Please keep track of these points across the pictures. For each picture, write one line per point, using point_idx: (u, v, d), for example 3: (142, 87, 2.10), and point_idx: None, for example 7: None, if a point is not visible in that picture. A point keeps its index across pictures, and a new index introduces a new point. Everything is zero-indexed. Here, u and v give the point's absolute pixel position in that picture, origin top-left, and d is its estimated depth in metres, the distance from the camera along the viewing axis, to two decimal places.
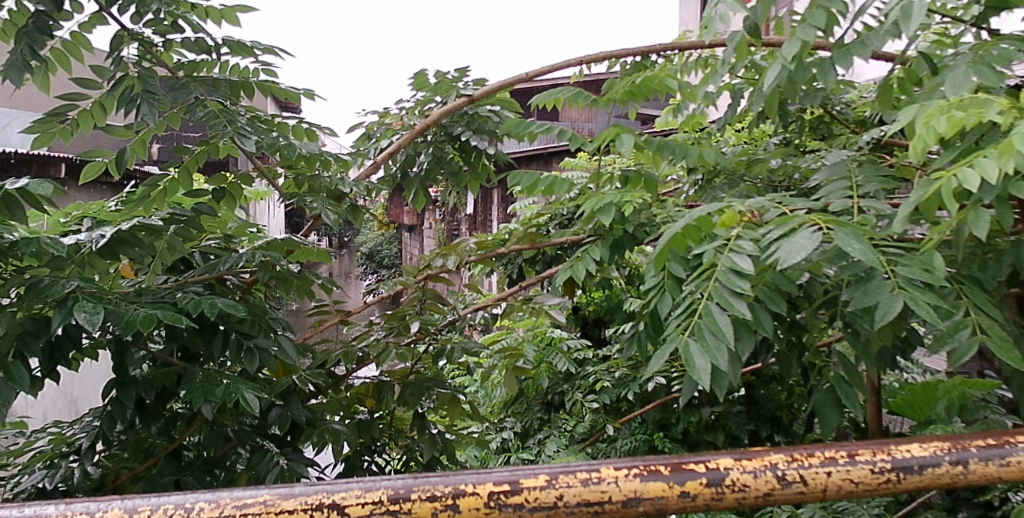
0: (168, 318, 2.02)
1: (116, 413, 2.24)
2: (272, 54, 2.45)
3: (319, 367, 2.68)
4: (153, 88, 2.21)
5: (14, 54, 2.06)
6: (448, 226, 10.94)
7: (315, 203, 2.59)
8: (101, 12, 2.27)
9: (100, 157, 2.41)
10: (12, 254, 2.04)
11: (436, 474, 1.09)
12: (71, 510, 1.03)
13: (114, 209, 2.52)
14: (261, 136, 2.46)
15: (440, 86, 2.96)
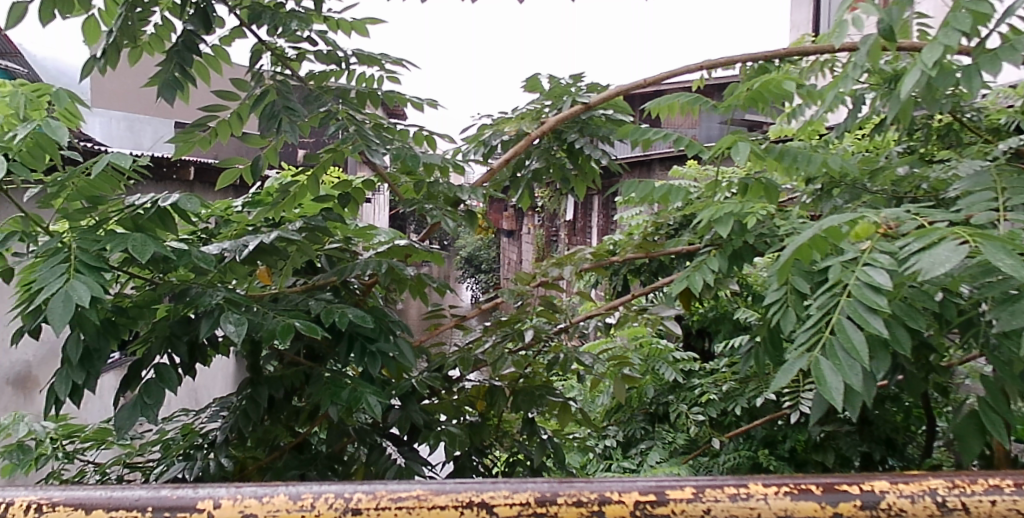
0: (304, 327, 2.13)
1: (250, 408, 2.38)
2: (398, 65, 2.54)
3: (435, 370, 2.75)
4: (292, 104, 2.34)
5: (164, 72, 2.22)
6: (547, 231, 10.98)
7: (434, 211, 2.66)
8: (241, 27, 2.41)
9: (235, 165, 2.53)
10: (166, 265, 2.21)
11: (581, 480, 1.09)
12: (240, 494, 1.01)
13: (241, 209, 2.63)
14: (388, 146, 2.56)
15: (554, 91, 2.98)
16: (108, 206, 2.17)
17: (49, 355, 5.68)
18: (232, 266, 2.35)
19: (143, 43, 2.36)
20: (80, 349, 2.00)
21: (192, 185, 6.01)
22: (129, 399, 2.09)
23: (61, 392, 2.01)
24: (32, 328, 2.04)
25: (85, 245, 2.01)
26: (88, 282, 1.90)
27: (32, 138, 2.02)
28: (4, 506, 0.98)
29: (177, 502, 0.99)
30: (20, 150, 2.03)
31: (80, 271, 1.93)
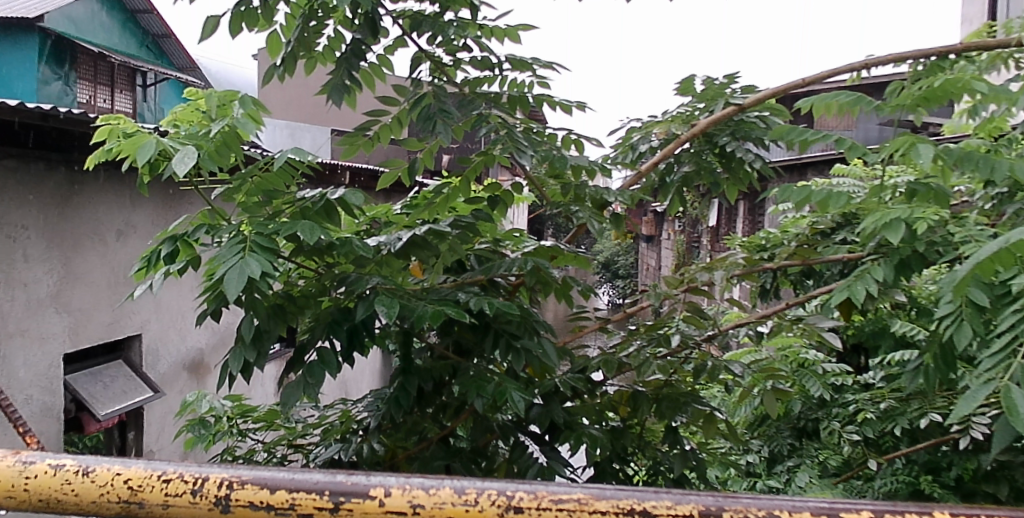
0: (453, 314, 2.20)
1: (402, 397, 2.47)
2: (549, 69, 2.57)
3: (578, 372, 2.74)
4: (446, 106, 2.42)
5: (334, 78, 2.36)
6: (688, 237, 10.72)
7: (581, 213, 2.66)
8: (403, 36, 2.51)
9: (393, 168, 2.65)
10: (326, 253, 2.36)
11: (747, 496, 1.05)
12: (409, 484, 1.02)
13: (399, 211, 2.75)
14: (537, 150, 2.58)
15: (707, 93, 2.90)
16: (280, 199, 2.34)
17: (219, 342, 6.18)
18: (388, 262, 2.46)
19: (316, 54, 2.51)
20: (252, 328, 2.16)
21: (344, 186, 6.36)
22: (293, 378, 2.23)
23: (234, 368, 2.18)
24: (214, 311, 2.23)
25: (260, 231, 2.18)
26: (260, 259, 2.06)
27: (220, 137, 2.22)
28: (199, 481, 1.00)
29: (353, 487, 1.00)
30: (208, 147, 2.22)
31: (255, 250, 2.10)
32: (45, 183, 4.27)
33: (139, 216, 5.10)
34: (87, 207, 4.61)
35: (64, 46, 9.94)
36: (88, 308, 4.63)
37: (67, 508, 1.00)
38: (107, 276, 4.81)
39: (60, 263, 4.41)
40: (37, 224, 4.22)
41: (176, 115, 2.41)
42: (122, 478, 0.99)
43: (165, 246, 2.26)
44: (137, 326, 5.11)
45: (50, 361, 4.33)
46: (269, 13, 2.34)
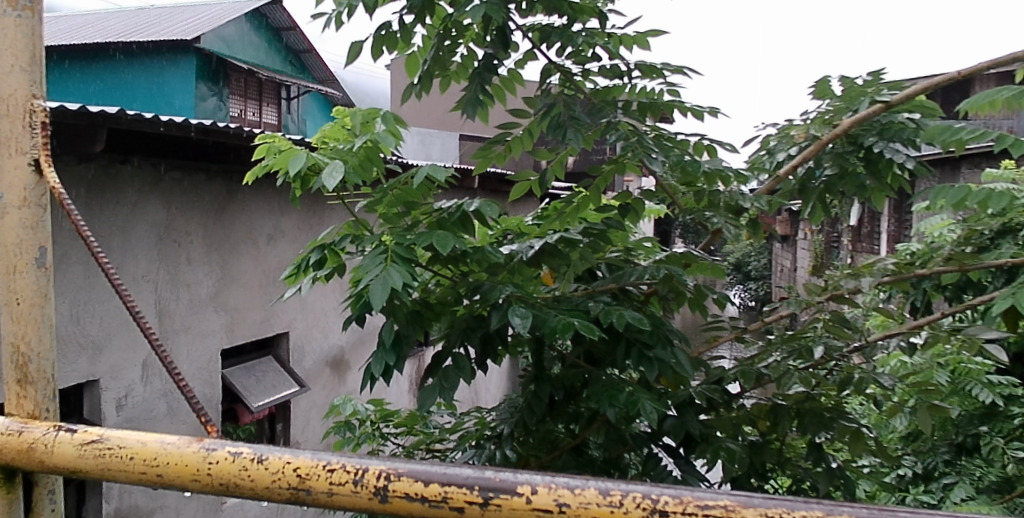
0: (584, 327, 2.23)
1: (534, 404, 2.54)
2: (680, 74, 2.54)
3: (713, 383, 2.69)
4: (577, 115, 2.46)
5: (468, 93, 2.44)
6: (828, 238, 10.22)
7: (715, 219, 2.61)
8: (533, 49, 2.57)
9: (526, 179, 2.73)
10: (463, 261, 2.45)
11: (906, 509, 1.01)
12: (554, 483, 1.05)
13: (531, 222, 2.81)
14: (668, 156, 2.56)
15: (848, 94, 2.78)
16: (419, 210, 2.45)
17: (360, 341, 6.48)
18: (521, 270, 2.52)
19: (451, 72, 2.61)
20: (392, 333, 2.27)
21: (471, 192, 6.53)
22: (430, 383, 2.32)
23: (376, 372, 2.29)
24: (359, 316, 2.36)
25: (400, 242, 2.29)
26: (400, 270, 2.15)
27: (364, 151, 2.35)
28: (360, 472, 1.06)
29: (500, 484, 1.04)
30: (353, 162, 2.36)
31: (396, 261, 2.20)
32: (205, 193, 4.63)
33: (286, 222, 5.43)
34: (241, 214, 4.96)
35: (218, 65, 10.77)
36: (242, 308, 4.99)
37: (244, 492, 1.08)
38: (259, 278, 5.16)
39: (219, 265, 4.78)
40: (199, 230, 4.59)
41: (324, 132, 2.53)
42: (292, 466, 1.07)
43: (315, 254, 2.41)
44: (285, 326, 5.45)
45: (210, 356, 4.69)
46: (407, 35, 2.45)
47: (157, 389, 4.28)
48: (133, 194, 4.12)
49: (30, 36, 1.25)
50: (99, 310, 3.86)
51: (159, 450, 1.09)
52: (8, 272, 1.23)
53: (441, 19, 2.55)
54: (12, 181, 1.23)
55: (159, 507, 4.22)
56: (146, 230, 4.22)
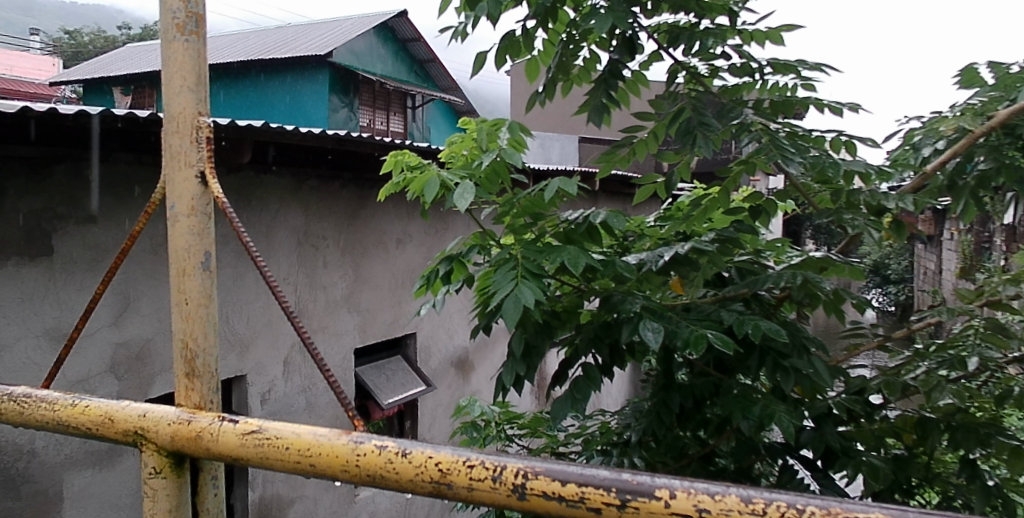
0: (717, 342, 2.20)
1: (663, 413, 2.51)
2: (816, 70, 2.44)
3: (854, 393, 2.57)
4: (708, 119, 2.42)
5: (592, 98, 2.45)
6: (977, 238, 9.51)
7: (855, 222, 2.48)
8: (659, 50, 2.54)
9: (651, 181, 2.71)
10: (592, 270, 2.47)
11: None
12: (693, 488, 1.03)
13: (655, 224, 2.79)
14: (805, 156, 2.45)
15: (1002, 83, 2.59)
16: (547, 220, 2.48)
17: (485, 343, 6.60)
18: (649, 275, 2.49)
19: (573, 75, 2.61)
20: (522, 343, 2.33)
21: (592, 194, 6.53)
22: (560, 394, 2.34)
23: (507, 381, 2.34)
24: (486, 326, 2.42)
25: (530, 254, 2.33)
26: (531, 287, 2.20)
27: (491, 165, 2.41)
28: (498, 468, 1.08)
29: (638, 487, 1.04)
30: (481, 176, 2.42)
31: (526, 277, 2.25)
32: (339, 199, 4.86)
33: (414, 226, 5.61)
34: (373, 219, 5.17)
35: (349, 78, 11.32)
36: (373, 309, 5.21)
37: (388, 484, 1.12)
38: (389, 281, 5.36)
39: (352, 268, 5.01)
40: (334, 235, 4.83)
41: (452, 145, 2.61)
42: (434, 461, 1.10)
43: (443, 265, 2.49)
44: (413, 327, 5.63)
45: (344, 355, 4.92)
46: (531, 41, 2.48)
47: (297, 385, 4.54)
48: (275, 202, 4.38)
49: (197, 58, 1.36)
50: (246, 310, 4.14)
51: (312, 441, 1.16)
52: (178, 274, 1.34)
53: (564, 23, 2.56)
54: (182, 192, 1.34)
55: (298, 497, 4.47)
56: (287, 236, 4.48)
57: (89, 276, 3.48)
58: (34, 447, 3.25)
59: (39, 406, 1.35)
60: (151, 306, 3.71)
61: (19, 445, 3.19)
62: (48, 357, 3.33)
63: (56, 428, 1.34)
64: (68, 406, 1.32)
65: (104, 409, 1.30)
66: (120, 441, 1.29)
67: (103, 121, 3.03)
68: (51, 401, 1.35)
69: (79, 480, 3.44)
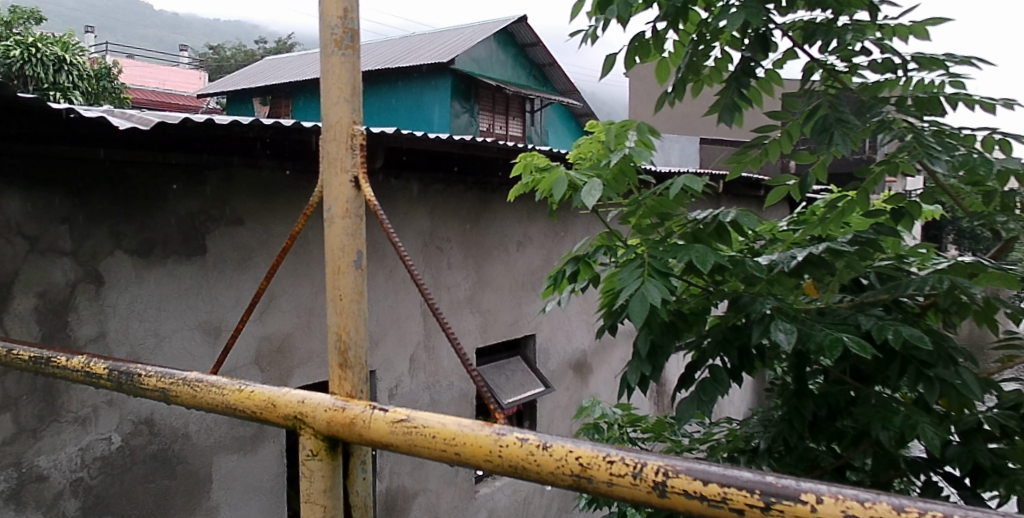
0: (854, 346, 2.13)
1: (795, 419, 2.44)
2: (967, 64, 2.31)
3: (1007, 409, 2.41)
4: (847, 116, 2.34)
5: (724, 97, 2.42)
6: None
7: (1010, 224, 2.32)
8: (794, 48, 2.48)
9: (785, 182, 2.64)
10: (721, 272, 2.44)
11: None
12: (841, 494, 1.02)
13: (787, 228, 2.72)
14: (954, 155, 2.32)
15: None
16: (674, 221, 2.47)
17: (604, 347, 6.59)
18: (781, 278, 2.44)
19: (704, 76, 2.58)
20: (648, 343, 2.33)
21: (716, 197, 6.39)
22: (687, 395, 2.33)
23: (632, 381, 2.35)
24: (611, 327, 2.43)
25: (656, 254, 2.33)
26: (658, 285, 2.19)
27: (618, 165, 2.42)
28: (639, 465, 1.10)
29: (783, 490, 1.04)
30: (608, 176, 2.44)
31: (652, 275, 2.24)
32: (463, 202, 5.00)
33: (535, 229, 5.69)
34: (495, 221, 5.28)
35: (470, 83, 11.60)
36: (495, 309, 5.32)
37: (531, 476, 1.16)
38: (510, 282, 5.46)
39: (475, 269, 5.13)
40: (458, 236, 4.97)
41: (580, 148, 2.63)
42: (574, 455, 1.14)
43: (569, 266, 2.52)
44: (533, 328, 5.71)
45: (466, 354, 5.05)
46: (660, 42, 2.48)
47: (422, 382, 4.70)
48: (404, 204, 4.56)
49: (352, 71, 1.45)
50: (376, 308, 4.33)
51: (457, 431, 1.22)
52: (333, 271, 1.44)
53: (695, 23, 2.54)
54: (338, 195, 1.44)
55: (422, 490, 4.63)
56: (414, 237, 4.65)
57: (236, 274, 3.75)
58: (188, 431, 3.53)
59: (209, 390, 1.48)
60: (290, 303, 3.95)
61: (175, 428, 3.48)
62: (201, 348, 3.61)
63: (224, 410, 1.47)
64: (235, 391, 1.44)
65: (267, 394, 1.41)
66: (280, 424, 1.39)
67: (252, 129, 3.25)
68: (220, 385, 1.48)
69: (226, 463, 3.70)
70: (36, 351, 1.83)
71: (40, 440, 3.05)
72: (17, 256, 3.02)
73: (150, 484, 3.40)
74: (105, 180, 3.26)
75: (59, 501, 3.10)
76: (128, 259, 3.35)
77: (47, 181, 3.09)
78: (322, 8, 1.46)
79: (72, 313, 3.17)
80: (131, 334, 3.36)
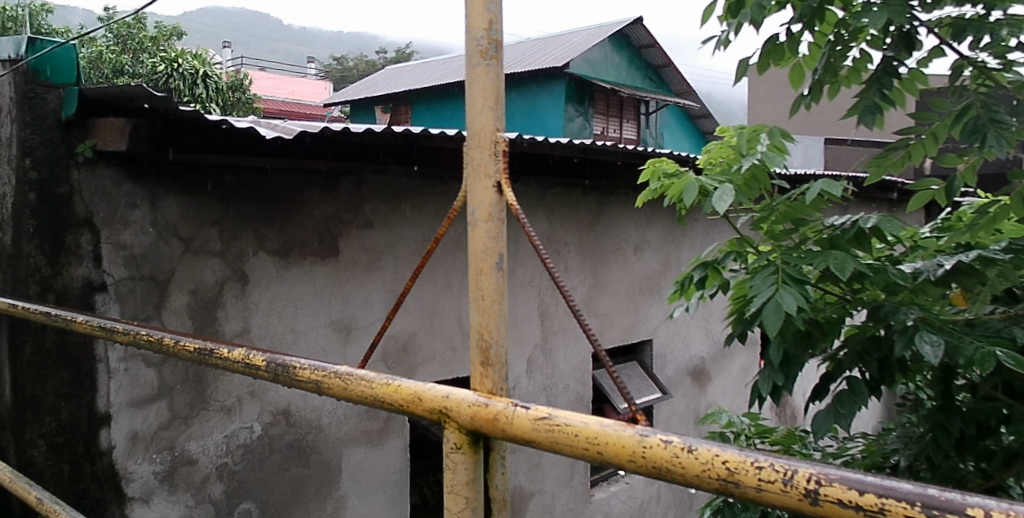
0: (1009, 360, 2.00)
1: (940, 436, 2.33)
2: None
3: None
4: (1001, 117, 2.20)
5: (864, 99, 2.33)
6: None
7: None
8: (941, 45, 2.36)
9: (929, 187, 2.52)
10: (860, 279, 2.35)
11: None
12: (1013, 511, 0.97)
13: (931, 235, 2.59)
14: None
15: None
16: (809, 227, 2.40)
17: (724, 354, 6.43)
18: (925, 287, 2.33)
19: (841, 77, 2.49)
20: (781, 352, 2.27)
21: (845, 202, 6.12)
22: (822, 407, 2.26)
23: (764, 390, 2.30)
24: (742, 334, 2.39)
25: (791, 261, 2.27)
26: (793, 293, 2.14)
27: (751, 170, 2.38)
28: (789, 472, 1.08)
29: (946, 504, 0.99)
30: (739, 181, 2.40)
31: (787, 282, 2.19)
32: (581, 206, 5.02)
33: (652, 233, 5.64)
34: (613, 225, 5.28)
35: (584, 86, 11.62)
36: (611, 314, 5.31)
37: (675, 478, 1.16)
38: (627, 286, 5.43)
39: (592, 273, 5.14)
40: (576, 240, 5.00)
41: (710, 153, 2.60)
42: (720, 460, 1.12)
43: (698, 271, 2.49)
44: (650, 333, 5.66)
45: (583, 357, 5.06)
46: (795, 44, 2.42)
47: (538, 384, 4.75)
48: (523, 209, 4.63)
49: (496, 81, 1.51)
50: None
51: (600, 431, 1.24)
52: (476, 273, 1.50)
53: (832, 24, 2.46)
54: (481, 199, 1.50)
55: (538, 491, 4.68)
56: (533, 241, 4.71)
57: (366, 275, 3.92)
58: (321, 423, 3.73)
59: (359, 382, 1.56)
60: (414, 304, 4.10)
61: (309, 420, 3.68)
62: (333, 345, 3.80)
63: (372, 402, 1.54)
64: (383, 385, 1.51)
65: (413, 389, 1.48)
66: (426, 418, 1.46)
67: (383, 137, 3.39)
68: (369, 379, 1.56)
69: (355, 455, 3.88)
70: (198, 342, 1.96)
71: (191, 427, 3.30)
72: (173, 257, 3.28)
73: (287, 472, 3.60)
74: (250, 185, 3.49)
75: (205, 484, 3.33)
76: (269, 260, 3.57)
77: (199, 187, 3.34)
78: (468, 21, 1.52)
79: (220, 309, 3.42)
80: (272, 330, 3.58)
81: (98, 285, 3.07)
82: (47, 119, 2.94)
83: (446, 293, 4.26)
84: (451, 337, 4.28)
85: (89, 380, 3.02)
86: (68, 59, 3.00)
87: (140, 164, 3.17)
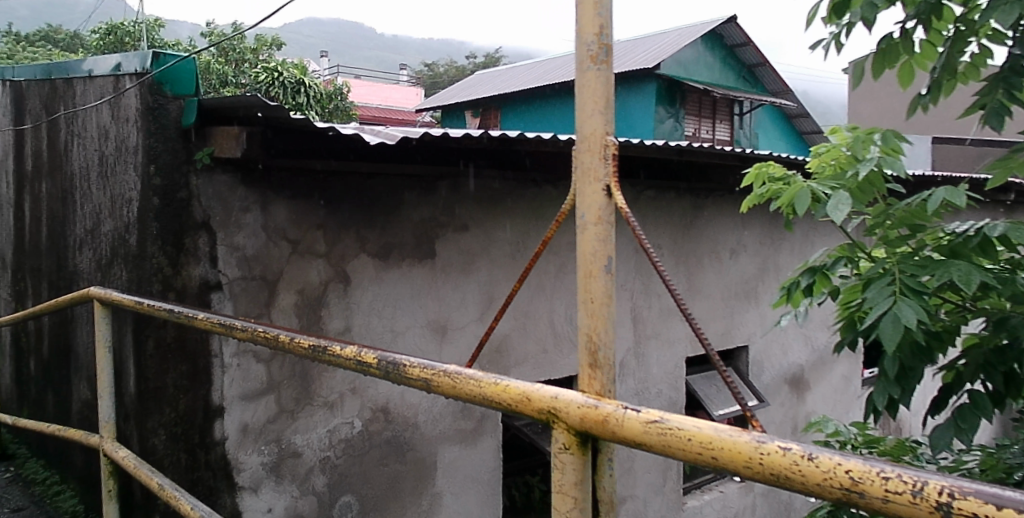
0: None
1: None
2: None
3: None
4: None
5: (989, 99, 2.22)
6: None
7: None
8: None
9: None
10: (983, 287, 2.23)
11: None
12: None
13: None
14: None
15: None
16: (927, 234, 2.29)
17: (823, 362, 6.22)
18: None
19: (960, 75, 2.38)
20: (897, 364, 2.19)
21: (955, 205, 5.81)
22: (942, 422, 2.17)
23: (880, 402, 2.24)
24: (854, 342, 2.31)
25: (908, 271, 2.18)
26: (913, 305, 2.06)
27: (865, 175, 2.31)
28: (919, 484, 1.03)
29: None
30: (852, 187, 2.33)
31: (905, 293, 2.11)
32: (675, 209, 4.96)
33: (749, 236, 5.51)
34: (708, 229, 5.18)
35: (676, 87, 11.44)
36: (705, 318, 5.22)
37: (796, 485, 1.13)
38: (721, 290, 5.33)
39: (686, 277, 5.07)
40: (669, 244, 4.94)
41: (820, 159, 2.55)
42: (844, 469, 1.09)
43: (806, 277, 2.44)
44: (746, 339, 5.53)
45: (676, 362, 4.99)
46: (909, 42, 2.33)
47: (631, 388, 4.73)
48: None
49: (606, 84, 1.52)
50: None
51: (714, 436, 1.22)
52: (585, 275, 1.51)
53: (948, 20, 2.36)
54: (591, 202, 1.51)
55: (630, 496, 4.64)
56: (625, 244, 4.69)
57: (461, 277, 4.00)
58: (417, 420, 3.82)
59: (467, 381, 1.59)
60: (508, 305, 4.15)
61: (406, 417, 3.77)
62: (429, 345, 3.89)
63: (480, 401, 1.57)
64: (490, 383, 1.53)
65: (522, 389, 1.49)
66: (535, 418, 1.47)
67: (479, 141, 3.45)
68: (477, 378, 1.58)
69: (449, 453, 3.95)
70: (311, 338, 2.04)
71: (297, 421, 3.44)
72: (282, 258, 3.43)
73: (385, 467, 3.71)
74: (352, 190, 3.61)
75: (309, 476, 3.46)
76: (370, 261, 3.68)
77: (305, 191, 3.48)
78: (578, 26, 1.54)
79: (324, 309, 3.55)
80: (372, 330, 3.70)
81: (213, 284, 3.24)
82: (169, 128, 3.13)
83: (539, 295, 4.29)
84: (544, 339, 4.31)
85: (205, 374, 3.19)
86: (188, 71, 3.15)
87: (252, 169, 3.32)
